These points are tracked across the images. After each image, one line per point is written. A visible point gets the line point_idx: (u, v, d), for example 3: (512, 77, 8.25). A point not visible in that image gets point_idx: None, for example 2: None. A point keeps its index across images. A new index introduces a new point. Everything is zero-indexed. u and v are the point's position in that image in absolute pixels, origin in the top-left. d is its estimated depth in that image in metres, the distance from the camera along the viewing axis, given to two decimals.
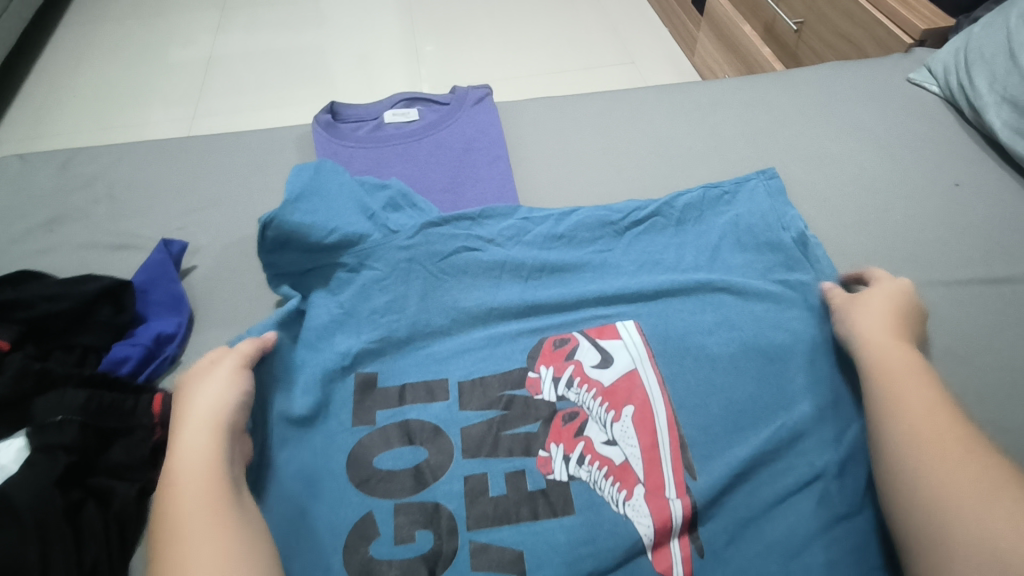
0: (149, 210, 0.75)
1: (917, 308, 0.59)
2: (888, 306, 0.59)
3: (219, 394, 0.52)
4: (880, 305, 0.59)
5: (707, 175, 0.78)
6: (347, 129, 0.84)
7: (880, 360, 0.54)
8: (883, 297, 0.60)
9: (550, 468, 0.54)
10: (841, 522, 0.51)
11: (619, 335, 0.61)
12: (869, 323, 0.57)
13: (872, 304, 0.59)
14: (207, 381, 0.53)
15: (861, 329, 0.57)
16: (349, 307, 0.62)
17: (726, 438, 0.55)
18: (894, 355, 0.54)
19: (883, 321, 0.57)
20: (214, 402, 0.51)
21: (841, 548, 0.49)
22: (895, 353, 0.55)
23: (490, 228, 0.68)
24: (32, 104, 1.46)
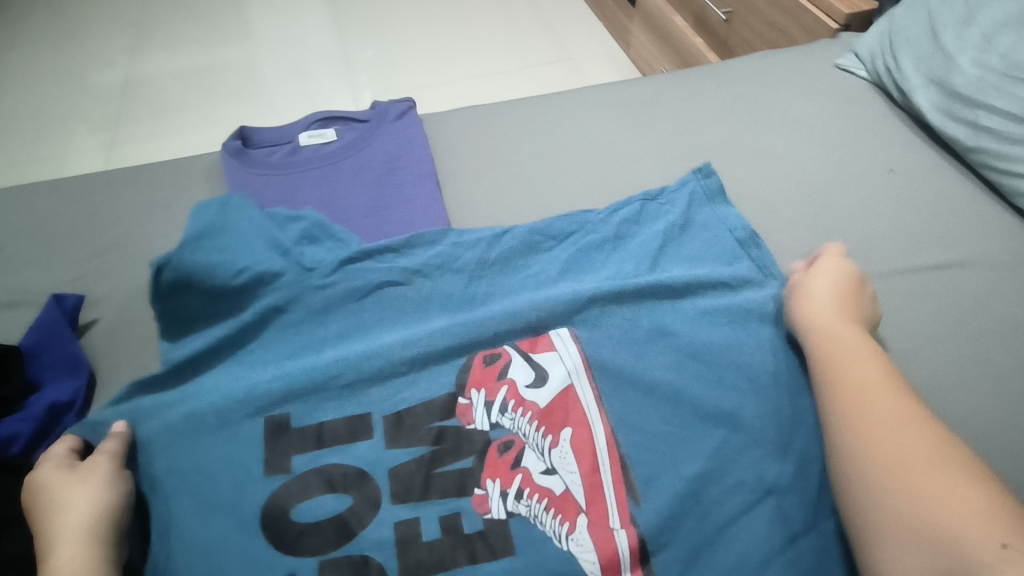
0: (41, 260, 0.69)
1: (859, 285, 0.59)
2: (828, 289, 0.57)
3: (90, 503, 0.48)
4: (828, 283, 0.58)
5: (642, 177, 0.75)
6: (259, 155, 0.78)
7: (824, 345, 0.54)
8: (827, 276, 0.59)
9: (487, 507, 0.50)
10: (798, 539, 0.48)
11: (555, 348, 0.58)
12: (813, 305, 0.57)
13: (819, 285, 0.58)
14: (78, 485, 0.49)
15: (806, 313, 0.57)
16: (261, 351, 0.58)
17: (670, 453, 0.52)
18: (841, 339, 0.54)
19: (828, 300, 0.57)
20: (81, 513, 0.48)
21: (799, 568, 0.46)
22: (841, 336, 0.54)
23: (416, 257, 0.63)
24: None
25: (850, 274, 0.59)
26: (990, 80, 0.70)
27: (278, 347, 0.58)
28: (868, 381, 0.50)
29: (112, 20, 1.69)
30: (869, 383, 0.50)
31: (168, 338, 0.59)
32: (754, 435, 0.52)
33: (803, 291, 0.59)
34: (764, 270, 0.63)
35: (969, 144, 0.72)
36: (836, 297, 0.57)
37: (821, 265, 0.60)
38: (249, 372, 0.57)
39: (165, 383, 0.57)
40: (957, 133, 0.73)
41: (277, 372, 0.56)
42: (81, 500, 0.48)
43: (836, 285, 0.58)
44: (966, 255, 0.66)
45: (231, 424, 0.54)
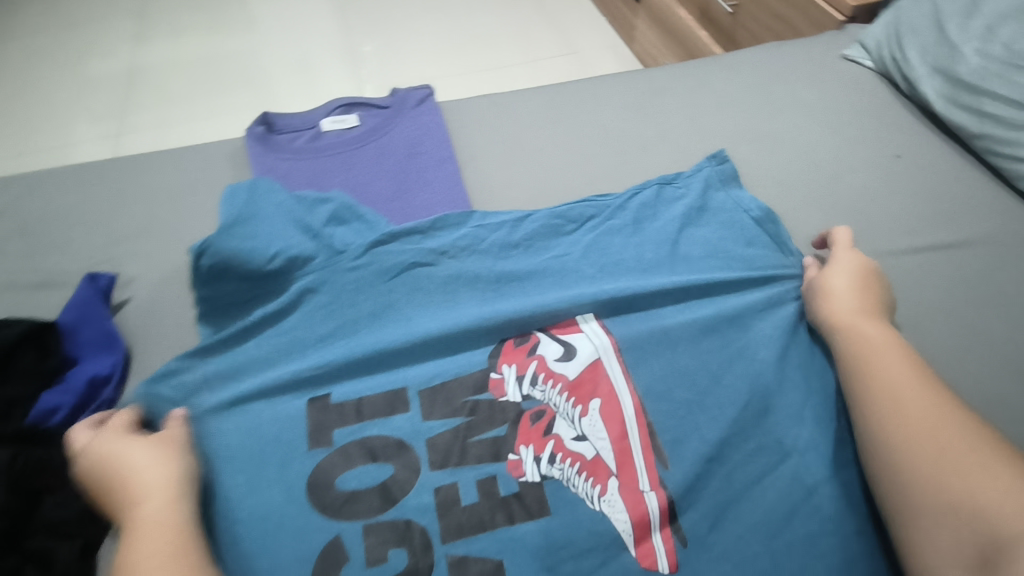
0: (72, 242, 0.70)
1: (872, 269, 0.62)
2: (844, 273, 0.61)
3: (167, 466, 0.50)
4: (848, 277, 0.60)
5: (658, 163, 0.77)
6: (284, 140, 0.80)
7: (851, 338, 0.55)
8: (847, 266, 0.61)
9: (521, 470, 0.52)
10: (816, 496, 0.50)
11: (581, 328, 0.60)
12: (838, 300, 0.58)
13: (842, 278, 0.60)
14: (149, 446, 0.51)
15: (828, 306, 0.58)
16: (295, 332, 0.59)
17: (693, 420, 0.54)
18: (865, 332, 0.55)
19: (850, 294, 0.58)
20: (157, 468, 0.49)
21: (820, 522, 0.48)
22: (869, 331, 0.55)
23: (442, 238, 0.65)
24: None
25: (868, 264, 0.62)
26: (993, 68, 0.73)
27: (311, 329, 0.59)
28: (899, 373, 0.51)
29: (115, 11, 1.69)
30: (900, 375, 0.51)
31: (203, 322, 0.60)
32: (775, 407, 0.54)
33: (827, 284, 0.60)
34: (778, 253, 0.66)
35: (974, 131, 0.74)
36: (854, 293, 0.58)
37: (836, 259, 0.62)
38: (288, 356, 0.58)
39: (200, 361, 0.58)
40: (963, 120, 0.75)
41: (315, 356, 0.58)
42: (156, 464, 0.50)
43: (858, 278, 0.60)
44: (971, 236, 0.68)
45: (274, 407, 0.56)
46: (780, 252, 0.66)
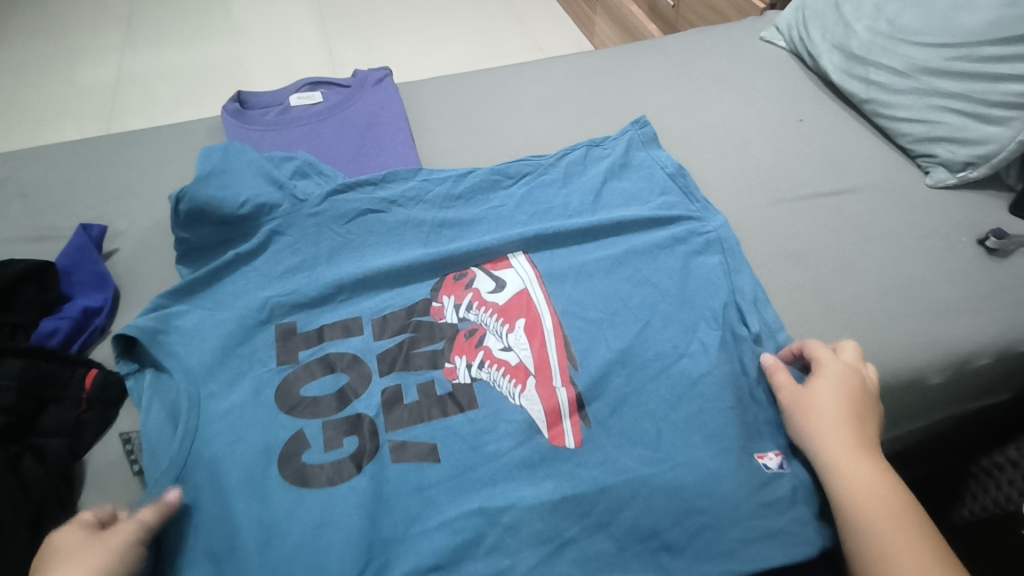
0: (66, 202, 0.78)
1: (864, 394, 0.55)
2: (836, 408, 0.53)
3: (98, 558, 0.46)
4: (835, 408, 0.54)
5: (590, 129, 0.87)
6: (256, 115, 0.89)
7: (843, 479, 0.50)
8: (832, 389, 0.54)
9: (455, 375, 0.61)
10: (699, 385, 0.59)
11: (510, 264, 0.69)
12: (827, 432, 0.53)
13: (833, 406, 0.54)
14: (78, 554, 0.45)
15: (819, 437, 0.53)
16: (264, 270, 0.68)
17: (602, 332, 0.63)
18: (861, 481, 0.49)
19: (843, 425, 0.53)
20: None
21: (701, 403, 0.58)
22: (862, 479, 0.50)
23: (393, 189, 0.74)
24: None
25: (862, 383, 0.55)
26: (879, 42, 0.81)
27: (278, 266, 0.69)
28: (899, 533, 0.46)
29: (104, 21, 1.78)
30: (898, 539, 0.46)
31: (184, 263, 0.70)
32: (672, 321, 0.64)
33: (814, 409, 0.54)
34: (690, 199, 0.75)
35: (864, 97, 0.83)
36: (844, 428, 0.52)
37: (819, 381, 0.56)
38: (258, 288, 0.67)
39: (182, 296, 0.66)
40: (855, 88, 0.84)
41: (281, 288, 0.67)
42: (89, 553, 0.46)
43: (850, 411, 0.53)
44: (859, 183, 0.78)
45: (245, 329, 0.64)
46: (690, 198, 0.76)
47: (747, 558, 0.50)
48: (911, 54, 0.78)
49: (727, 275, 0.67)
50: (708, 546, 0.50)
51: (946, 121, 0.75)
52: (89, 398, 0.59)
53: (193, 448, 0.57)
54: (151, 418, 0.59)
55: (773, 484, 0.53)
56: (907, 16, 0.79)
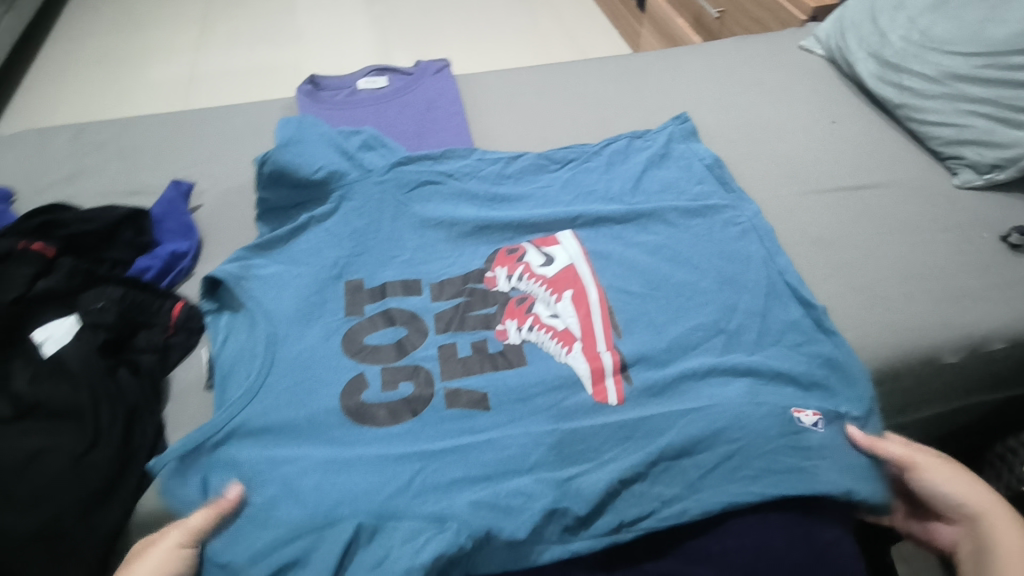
0: (158, 164, 0.87)
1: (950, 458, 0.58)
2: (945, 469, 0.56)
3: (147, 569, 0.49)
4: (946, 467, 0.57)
5: (633, 122, 0.93)
6: (326, 95, 0.97)
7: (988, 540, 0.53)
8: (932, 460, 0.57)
9: (506, 336, 0.66)
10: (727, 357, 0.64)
11: (559, 241, 0.74)
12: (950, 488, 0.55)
13: (952, 468, 0.57)
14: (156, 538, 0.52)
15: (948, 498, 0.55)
16: (332, 229, 0.74)
17: (640, 302, 0.69)
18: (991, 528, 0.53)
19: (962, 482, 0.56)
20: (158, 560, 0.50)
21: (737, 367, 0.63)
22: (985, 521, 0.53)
23: (450, 164, 0.81)
24: (20, 117, 1.55)
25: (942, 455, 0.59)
26: (912, 50, 0.86)
27: (345, 226, 0.75)
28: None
29: (177, 25, 1.91)
30: None
31: (262, 222, 0.77)
32: (710, 298, 0.69)
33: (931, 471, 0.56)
34: (726, 188, 0.81)
35: (897, 101, 0.87)
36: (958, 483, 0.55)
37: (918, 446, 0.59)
38: (326, 245, 0.73)
39: (264, 251, 0.73)
40: (888, 93, 0.88)
41: (348, 246, 0.73)
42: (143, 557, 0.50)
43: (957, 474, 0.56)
44: (888, 179, 0.82)
45: (320, 281, 0.70)
46: (726, 188, 0.81)
47: (768, 484, 0.55)
48: (943, 62, 0.82)
49: (758, 257, 0.72)
50: (732, 471, 0.56)
51: (974, 125, 0.79)
52: (176, 324, 0.67)
53: (266, 378, 0.62)
54: (229, 350, 0.65)
55: (799, 435, 0.58)
56: (940, 27, 0.84)
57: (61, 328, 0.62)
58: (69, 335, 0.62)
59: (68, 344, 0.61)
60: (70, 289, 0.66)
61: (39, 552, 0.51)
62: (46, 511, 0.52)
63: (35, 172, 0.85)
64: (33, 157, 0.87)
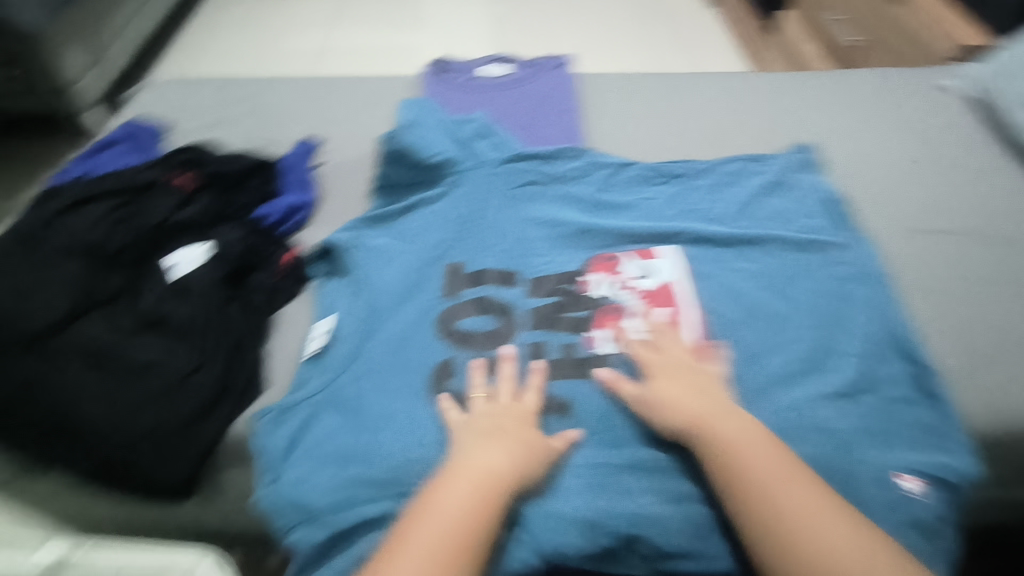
0: (290, 123, 0.94)
1: (693, 369, 0.61)
2: (668, 386, 0.59)
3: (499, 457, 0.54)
4: (675, 392, 0.59)
5: (750, 143, 0.91)
6: (449, 78, 1.02)
7: (732, 457, 0.53)
8: (662, 367, 0.61)
9: (594, 344, 0.66)
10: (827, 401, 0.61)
11: (658, 256, 0.73)
12: (695, 396, 0.58)
13: (678, 378, 0.60)
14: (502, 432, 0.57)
15: (677, 405, 0.58)
16: (439, 212, 0.77)
17: (739, 326, 0.67)
18: (724, 425, 0.56)
19: (712, 400, 0.58)
20: (497, 467, 0.53)
21: (836, 413, 0.61)
22: (727, 426, 0.56)
23: (559, 166, 0.83)
24: (167, 67, 1.70)
25: (694, 375, 0.61)
26: None
27: (451, 211, 0.77)
28: (748, 464, 0.53)
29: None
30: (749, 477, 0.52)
31: (376, 195, 0.82)
32: (808, 333, 0.66)
33: (663, 378, 0.60)
34: (842, 224, 0.77)
35: None
36: (694, 392, 0.59)
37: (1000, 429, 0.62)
38: (432, 227, 0.76)
39: (376, 224, 0.78)
40: None
41: (450, 230, 0.76)
42: (493, 447, 0.55)
43: (689, 383, 0.60)
44: None
45: (423, 261, 0.73)
46: (844, 227, 0.77)
47: None
48: None
49: (867, 302, 0.69)
50: None
51: None
52: (286, 269, 0.74)
53: (366, 345, 0.66)
54: (338, 308, 0.70)
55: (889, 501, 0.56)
56: None
57: (195, 253, 0.70)
58: (202, 260, 0.69)
59: (199, 269, 0.68)
60: (207, 221, 0.74)
61: (147, 450, 0.58)
62: (155, 418, 0.58)
63: (185, 116, 0.94)
64: (185, 103, 0.97)
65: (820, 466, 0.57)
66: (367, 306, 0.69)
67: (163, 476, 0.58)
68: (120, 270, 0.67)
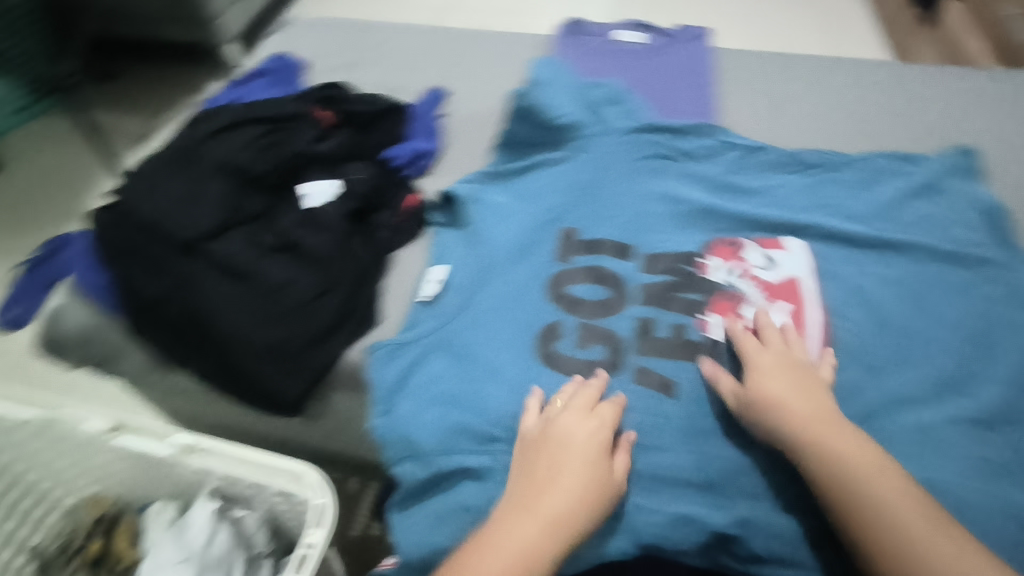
0: (422, 70, 0.96)
1: (803, 367, 0.57)
2: (775, 369, 0.57)
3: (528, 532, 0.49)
4: (781, 372, 0.57)
5: (901, 140, 0.84)
6: (582, 40, 1.00)
7: (830, 457, 0.50)
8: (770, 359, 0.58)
9: (707, 330, 0.63)
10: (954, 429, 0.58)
11: (784, 248, 0.69)
12: (797, 393, 0.55)
13: (786, 372, 0.57)
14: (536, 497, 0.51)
15: (780, 397, 0.55)
16: (560, 175, 0.76)
17: (867, 335, 0.63)
18: (823, 429, 0.52)
19: (821, 402, 0.55)
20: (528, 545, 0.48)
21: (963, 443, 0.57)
22: (830, 430, 0.52)
23: (688, 143, 0.79)
24: None
25: (804, 372, 0.57)
26: None
27: (572, 176, 0.76)
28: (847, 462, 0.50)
29: None
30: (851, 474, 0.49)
31: (499, 150, 0.83)
32: (943, 354, 0.62)
33: (768, 368, 0.57)
34: (1000, 243, 0.70)
35: None
36: (799, 387, 0.55)
37: None
38: (551, 189, 0.75)
39: (496, 180, 0.78)
40: None
41: (568, 195, 0.75)
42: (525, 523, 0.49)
43: (796, 379, 0.56)
44: None
45: (538, 222, 0.73)
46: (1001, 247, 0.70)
47: None
48: None
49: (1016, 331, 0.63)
50: None
51: None
52: (407, 212, 0.77)
53: (476, 296, 0.67)
54: (452, 257, 0.72)
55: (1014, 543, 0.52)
56: None
57: (327, 186, 0.74)
58: (333, 192, 0.74)
59: (330, 202, 0.72)
60: (340, 156, 0.78)
61: (272, 362, 0.63)
62: (289, 332, 0.64)
63: (326, 55, 0.98)
64: (326, 41, 1.00)
65: (941, 494, 0.54)
66: (482, 259, 0.70)
67: (283, 389, 0.63)
68: (261, 193, 0.72)
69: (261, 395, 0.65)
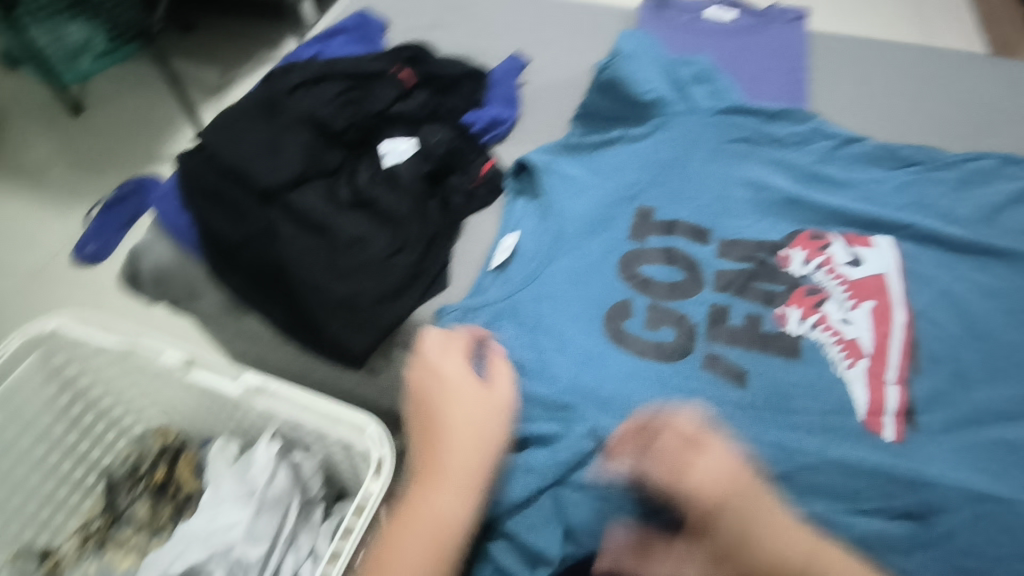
0: (503, 36, 0.94)
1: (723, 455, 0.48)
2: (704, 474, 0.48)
3: None
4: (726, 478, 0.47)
5: (1011, 142, 0.78)
6: (671, 14, 0.96)
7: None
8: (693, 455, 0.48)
9: (785, 323, 0.62)
10: None
11: (872, 244, 0.66)
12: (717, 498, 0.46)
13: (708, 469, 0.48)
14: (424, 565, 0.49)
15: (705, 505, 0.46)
16: (641, 152, 0.74)
17: (955, 344, 0.60)
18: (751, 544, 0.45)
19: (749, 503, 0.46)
20: None
21: None
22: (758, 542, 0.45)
23: (779, 127, 0.75)
24: None
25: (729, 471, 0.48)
26: None
27: (653, 154, 0.74)
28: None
29: None
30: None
31: (578, 123, 0.81)
32: None
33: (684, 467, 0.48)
34: None
35: None
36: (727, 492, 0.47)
37: None
38: (631, 166, 0.73)
39: (574, 152, 0.77)
40: None
41: (648, 172, 0.73)
42: None
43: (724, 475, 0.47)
44: None
45: (615, 198, 0.71)
46: None
47: None
48: None
49: None
50: None
51: None
52: (482, 178, 0.76)
53: (547, 266, 0.67)
54: (524, 227, 0.71)
55: None
56: None
57: (405, 145, 0.75)
58: (410, 152, 0.74)
59: (407, 161, 0.73)
60: (418, 117, 0.78)
61: (342, 317, 0.63)
62: (361, 287, 0.64)
63: (408, 13, 0.98)
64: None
65: None
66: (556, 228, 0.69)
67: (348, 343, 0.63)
68: (341, 149, 0.73)
69: (326, 347, 0.65)
